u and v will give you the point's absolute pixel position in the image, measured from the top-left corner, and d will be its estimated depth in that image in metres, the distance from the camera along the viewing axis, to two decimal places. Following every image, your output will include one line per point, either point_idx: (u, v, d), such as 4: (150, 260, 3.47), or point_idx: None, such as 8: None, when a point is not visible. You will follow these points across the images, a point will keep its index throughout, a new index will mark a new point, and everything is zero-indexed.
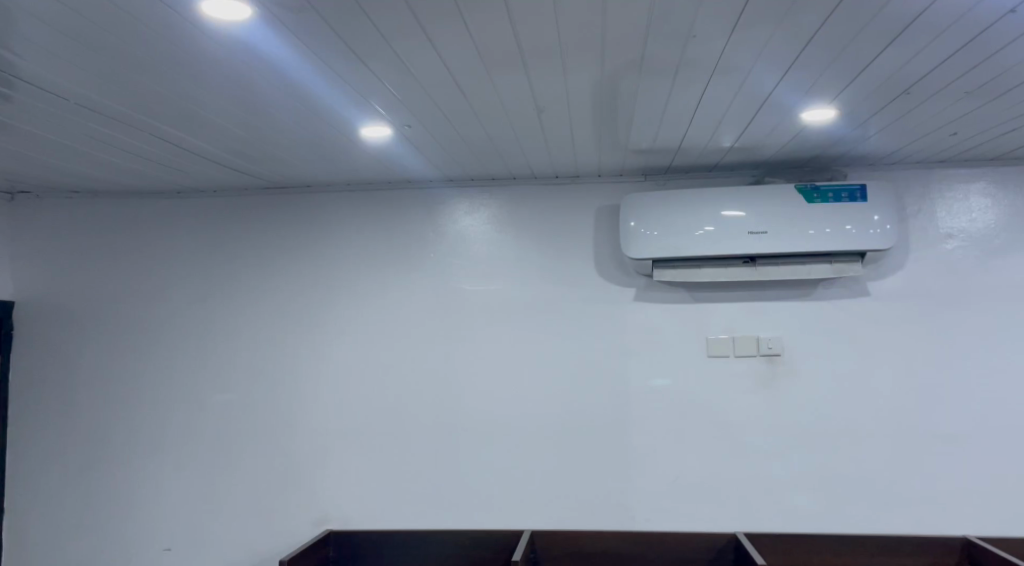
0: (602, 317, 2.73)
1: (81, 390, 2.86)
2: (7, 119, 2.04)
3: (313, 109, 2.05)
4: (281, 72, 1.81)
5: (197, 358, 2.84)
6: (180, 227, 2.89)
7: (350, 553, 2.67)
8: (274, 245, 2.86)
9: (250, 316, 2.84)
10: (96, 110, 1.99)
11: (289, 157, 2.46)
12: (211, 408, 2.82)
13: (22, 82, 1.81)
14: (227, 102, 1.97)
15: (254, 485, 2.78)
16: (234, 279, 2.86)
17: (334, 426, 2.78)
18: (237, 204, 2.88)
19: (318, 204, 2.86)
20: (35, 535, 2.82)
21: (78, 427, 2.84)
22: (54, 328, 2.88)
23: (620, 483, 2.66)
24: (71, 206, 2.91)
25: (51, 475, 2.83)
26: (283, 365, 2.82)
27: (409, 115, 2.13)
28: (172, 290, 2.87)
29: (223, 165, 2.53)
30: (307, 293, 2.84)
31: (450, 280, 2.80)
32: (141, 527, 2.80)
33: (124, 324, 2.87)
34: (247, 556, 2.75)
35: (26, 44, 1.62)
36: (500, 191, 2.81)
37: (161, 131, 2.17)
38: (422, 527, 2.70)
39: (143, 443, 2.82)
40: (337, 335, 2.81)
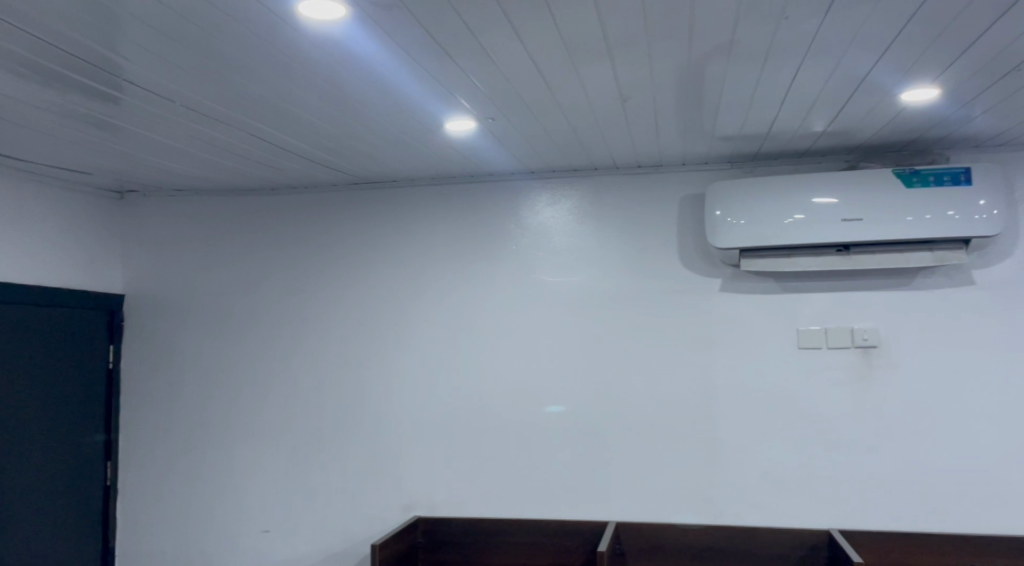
0: (687, 308, 2.68)
1: (185, 379, 3.02)
2: (119, 121, 2.17)
3: (399, 105, 2.10)
4: (370, 69, 1.85)
5: (290, 349, 2.96)
6: (274, 223, 3.01)
7: (439, 539, 2.74)
8: (362, 239, 2.94)
9: (340, 308, 2.93)
10: (197, 110, 2.09)
11: (375, 152, 2.52)
12: (304, 397, 2.93)
13: (130, 84, 1.92)
14: (318, 99, 2.04)
15: (345, 472, 2.87)
16: (324, 272, 2.96)
17: (421, 416, 2.84)
18: (327, 199, 2.97)
19: (403, 198, 2.93)
20: (145, 515, 3.00)
21: (183, 413, 3.00)
22: (161, 320, 3.05)
23: (707, 477, 2.62)
24: (174, 205, 3.07)
25: (160, 459, 3.00)
26: (372, 355, 2.90)
27: (493, 107, 2.14)
28: (268, 283, 2.99)
29: (312, 162, 2.62)
30: (394, 286, 2.91)
31: (532, 272, 2.81)
32: (241, 510, 2.93)
33: (223, 316, 3.01)
34: (338, 539, 2.85)
35: (135, 48, 1.71)
36: (581, 182, 2.81)
37: (256, 129, 2.26)
38: (508, 517, 2.74)
39: (242, 430, 2.96)
40: (423, 326, 2.87)
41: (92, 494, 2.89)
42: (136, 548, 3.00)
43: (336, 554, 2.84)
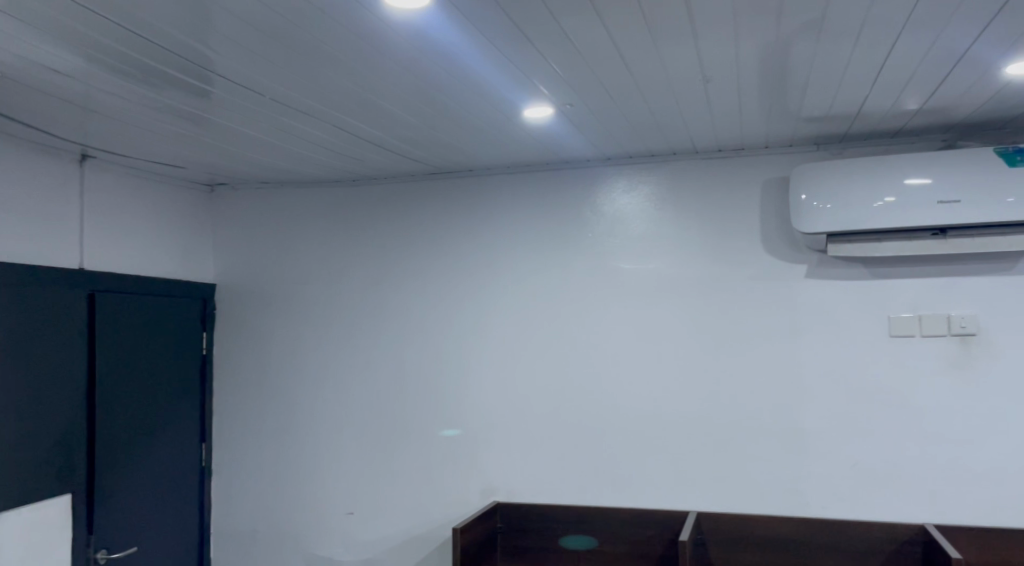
0: (771, 295, 2.62)
1: (272, 365, 3.13)
2: (210, 114, 2.25)
3: (478, 93, 2.11)
4: (450, 56, 1.87)
5: (371, 336, 3.03)
6: (355, 213, 3.08)
7: (518, 525, 2.78)
8: (440, 228, 2.98)
9: (420, 295, 2.98)
10: (284, 102, 2.16)
11: (454, 141, 2.54)
12: (385, 383, 3.00)
13: (220, 78, 1.98)
14: (400, 89, 2.07)
15: (425, 456, 2.93)
16: (404, 260, 3.01)
17: (499, 402, 2.87)
18: (406, 189, 3.02)
19: (480, 186, 2.95)
20: (236, 496, 3.13)
21: (271, 398, 3.12)
22: (250, 309, 3.17)
23: (792, 468, 2.55)
24: (261, 197, 3.18)
25: (250, 442, 3.13)
26: (451, 342, 2.94)
27: (572, 92, 2.13)
28: (350, 272, 3.07)
29: (392, 152, 2.66)
30: (471, 274, 2.93)
31: (609, 259, 2.79)
32: (326, 492, 3.03)
33: (307, 304, 3.11)
34: (420, 522, 2.91)
35: (227, 42, 1.77)
36: (659, 167, 2.77)
37: (338, 120, 2.32)
38: (586, 504, 2.74)
39: (326, 414, 3.05)
40: (500, 314, 2.90)
41: (190, 475, 3.02)
42: (228, 526, 3.13)
43: (418, 537, 2.90)
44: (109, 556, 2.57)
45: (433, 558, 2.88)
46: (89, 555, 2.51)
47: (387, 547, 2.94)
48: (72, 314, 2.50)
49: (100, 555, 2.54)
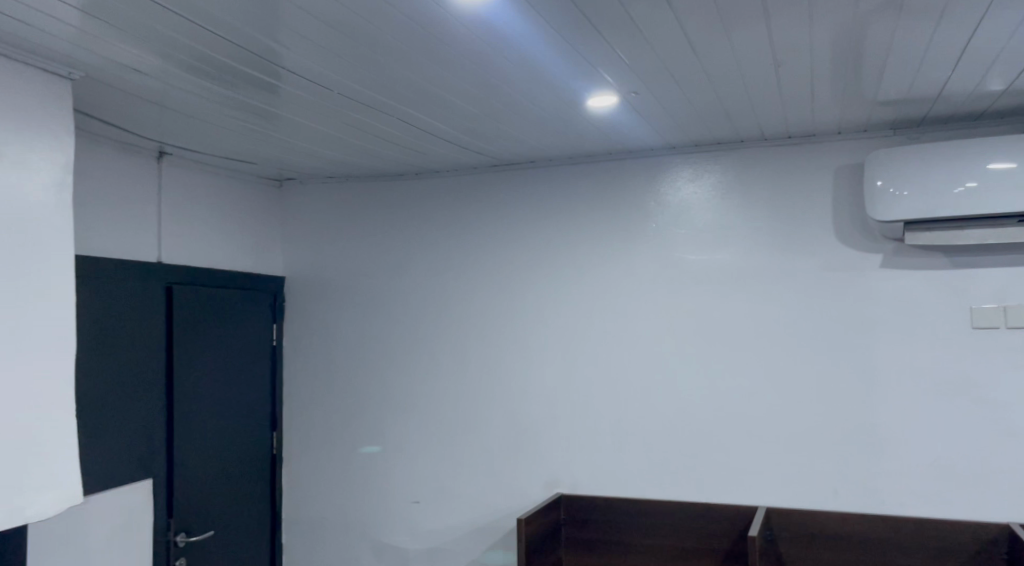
0: (844, 286, 2.54)
1: (339, 355, 3.19)
2: (279, 110, 2.30)
3: (543, 83, 2.10)
4: (514, 46, 1.86)
5: (435, 327, 3.05)
6: (418, 206, 3.11)
7: (583, 517, 2.77)
8: (502, 220, 2.98)
9: (483, 287, 3.00)
10: (351, 96, 2.19)
11: (516, 132, 2.54)
12: (449, 374, 3.02)
13: (289, 73, 2.02)
14: (465, 80, 2.08)
15: (489, 447, 2.94)
16: (467, 253, 3.03)
17: (562, 394, 2.86)
18: (469, 181, 3.04)
19: (542, 178, 2.94)
20: (306, 483, 3.21)
21: (338, 388, 3.18)
22: (317, 301, 3.24)
23: (867, 464, 2.47)
24: (327, 191, 3.24)
25: (318, 431, 3.20)
26: (514, 334, 2.94)
27: (638, 80, 2.10)
28: (414, 264, 3.10)
29: (454, 144, 2.68)
30: (534, 266, 2.93)
31: (674, 250, 2.75)
32: (393, 481, 3.07)
33: (372, 297, 3.16)
34: (485, 513, 2.93)
35: (297, 38, 1.80)
36: (726, 155, 2.71)
37: (403, 113, 2.34)
38: (651, 498, 2.71)
39: (392, 405, 3.10)
40: (562, 304, 2.89)
41: (262, 462, 3.11)
42: (298, 513, 3.21)
43: (482, 527, 2.92)
44: (189, 539, 2.66)
45: (497, 548, 2.89)
46: (169, 538, 2.59)
47: (451, 536, 2.97)
48: (150, 306, 2.59)
49: (179, 538, 2.63)
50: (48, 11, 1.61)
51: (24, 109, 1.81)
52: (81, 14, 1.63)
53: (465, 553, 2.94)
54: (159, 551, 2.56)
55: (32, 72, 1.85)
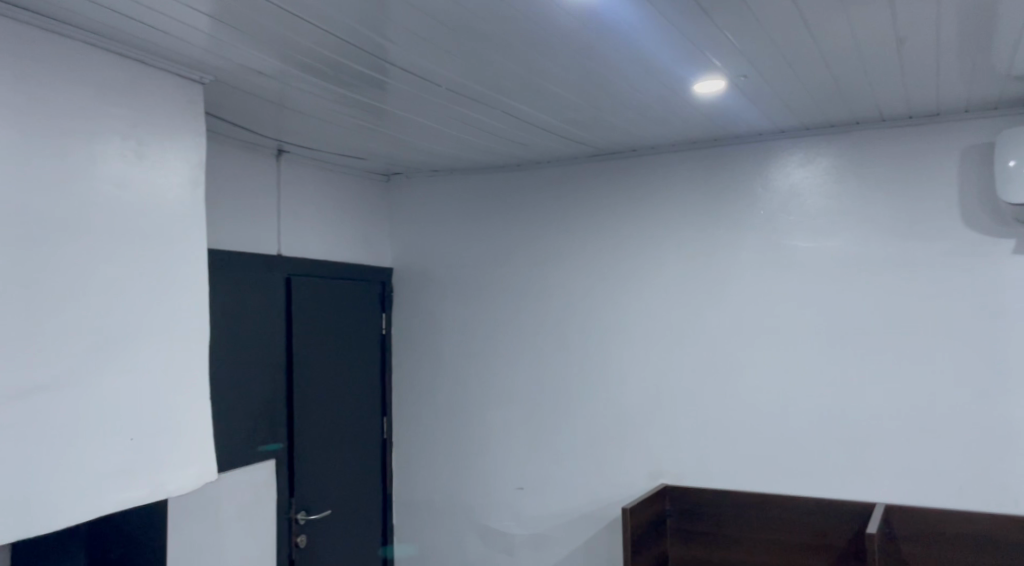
0: (971, 273, 2.40)
1: (444, 345, 3.27)
2: (388, 106, 2.38)
3: (648, 70, 2.08)
4: (621, 34, 1.85)
5: (537, 317, 3.08)
6: (520, 197, 3.14)
7: (688, 509, 2.74)
8: (604, 209, 2.97)
9: (585, 277, 3.00)
10: (456, 90, 2.24)
11: (619, 121, 2.52)
12: (552, 364, 3.05)
13: (397, 69, 2.08)
14: (569, 72, 2.09)
15: (593, 436, 2.95)
16: (568, 242, 3.04)
17: (666, 384, 2.84)
18: (571, 171, 3.04)
19: (644, 166, 2.91)
20: (413, 468, 3.31)
21: (443, 376, 3.27)
22: (423, 291, 3.33)
23: (997, 462, 2.34)
24: (432, 184, 3.33)
25: (426, 418, 3.30)
26: (616, 323, 2.93)
27: (747, 63, 2.04)
28: (517, 254, 3.14)
29: (557, 135, 2.69)
30: (636, 255, 2.91)
31: (784, 238, 2.67)
32: (497, 468, 3.13)
33: (476, 287, 3.22)
34: (589, 501, 2.94)
35: (408, 35, 1.86)
36: (840, 138, 2.60)
37: (506, 106, 2.37)
38: (761, 492, 2.65)
39: (495, 393, 3.16)
40: (666, 295, 2.85)
41: (374, 446, 3.23)
42: (407, 496, 3.32)
43: (586, 516, 2.94)
44: (308, 517, 2.81)
45: (603, 537, 2.90)
46: (290, 515, 2.75)
47: (556, 523, 3.00)
48: (272, 296, 2.74)
49: (299, 515, 2.78)
50: (184, 19, 1.73)
51: (163, 112, 1.95)
52: (212, 20, 1.74)
53: (570, 540, 2.97)
54: (282, 528, 2.72)
55: (170, 78, 1.98)
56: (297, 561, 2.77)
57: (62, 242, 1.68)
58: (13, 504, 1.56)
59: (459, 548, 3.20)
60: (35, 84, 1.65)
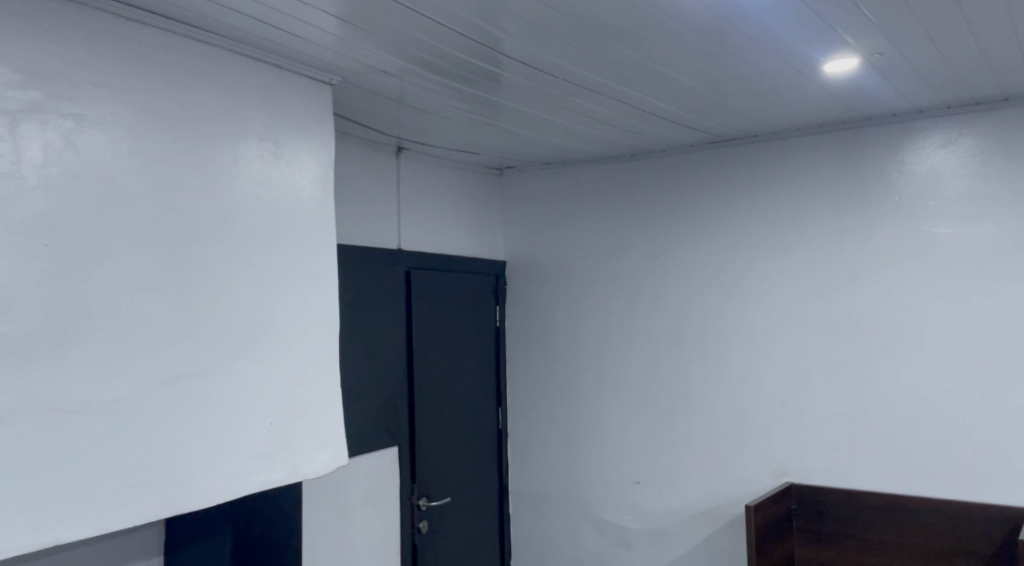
0: None
1: (558, 337, 3.28)
2: (506, 99, 2.40)
3: (775, 52, 2.00)
4: (749, 16, 1.79)
5: (653, 309, 3.04)
6: (635, 187, 3.10)
7: (815, 509, 2.64)
8: (723, 198, 2.89)
9: (702, 268, 2.93)
10: (574, 81, 2.23)
11: (740, 106, 2.45)
12: (668, 357, 2.99)
13: (516, 63, 2.09)
14: (692, 57, 2.04)
15: (713, 431, 2.88)
16: (685, 232, 2.97)
17: (790, 378, 2.74)
18: (687, 160, 2.98)
19: (765, 152, 2.81)
20: (528, 459, 3.34)
21: (558, 369, 3.28)
22: (537, 284, 3.35)
23: None
24: (545, 177, 3.34)
25: (540, 410, 3.32)
26: (736, 315, 2.85)
27: (884, 39, 1.94)
28: (631, 246, 3.11)
29: (674, 123, 2.63)
30: (757, 245, 2.82)
31: (921, 224, 2.52)
32: (613, 462, 3.11)
33: (590, 280, 3.21)
34: (708, 498, 2.88)
35: (531, 29, 1.87)
36: (987, 116, 2.42)
37: (624, 95, 2.34)
38: (897, 493, 2.51)
39: (610, 385, 3.14)
40: (790, 285, 2.75)
41: (490, 437, 3.28)
42: (523, 487, 3.36)
43: (706, 513, 2.88)
44: (429, 504, 2.89)
45: (723, 535, 2.83)
46: (413, 502, 2.83)
47: (675, 520, 2.95)
48: (393, 289, 2.83)
49: (421, 502, 2.86)
50: (318, 23, 1.81)
51: (297, 113, 2.04)
52: (345, 23, 1.81)
53: (690, 537, 2.91)
54: (405, 514, 2.80)
55: (304, 80, 2.08)
56: (420, 546, 2.85)
57: (210, 238, 1.79)
58: (171, 483, 1.67)
59: (576, 541, 3.20)
60: (184, 91, 1.76)
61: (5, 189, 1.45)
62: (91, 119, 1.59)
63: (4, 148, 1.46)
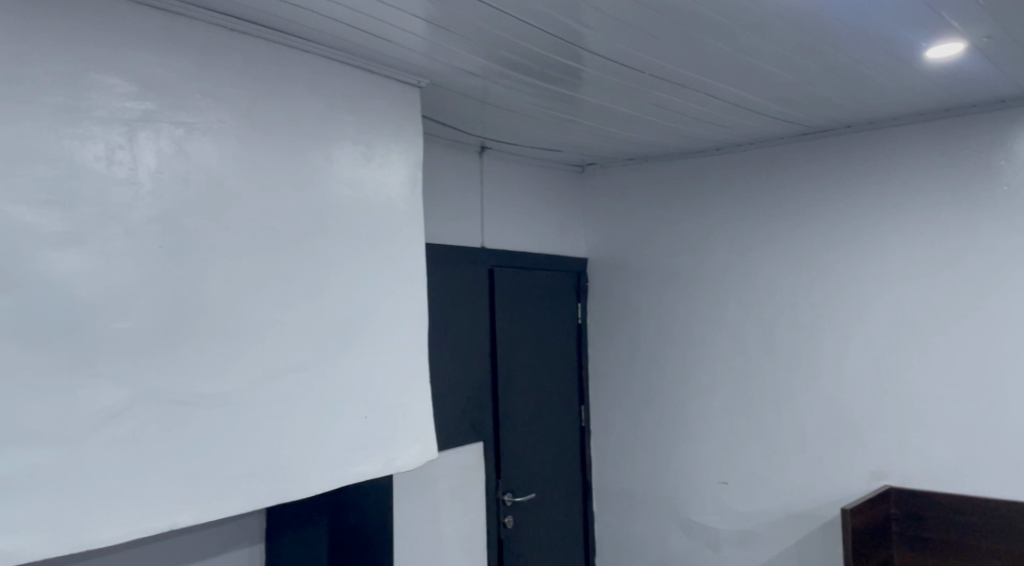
0: None
1: (641, 335, 3.26)
2: (591, 96, 2.40)
3: (873, 39, 1.94)
4: (848, 4, 1.74)
5: (739, 306, 2.98)
6: (720, 182, 3.05)
7: (917, 514, 2.53)
8: (813, 191, 2.81)
9: (792, 263, 2.85)
10: (660, 76, 2.21)
11: (834, 96, 2.37)
12: (756, 355, 2.93)
13: (602, 60, 2.09)
14: (784, 48, 1.99)
15: (804, 431, 2.80)
16: (774, 227, 2.90)
17: (887, 377, 2.64)
18: (776, 153, 2.91)
19: (859, 143, 2.71)
20: (612, 457, 3.33)
21: (641, 366, 3.25)
22: (619, 281, 3.34)
23: None
24: (628, 173, 3.32)
25: (624, 407, 3.30)
26: (828, 311, 2.77)
27: (994, 22, 1.84)
28: (716, 242, 3.05)
29: (762, 115, 2.57)
30: (851, 239, 2.72)
31: None
32: (700, 461, 3.07)
33: (673, 276, 3.17)
34: (800, 499, 2.80)
35: (621, 25, 1.87)
36: None
37: (712, 88, 2.31)
38: (1006, 498, 2.39)
39: (695, 383, 3.09)
40: (886, 281, 2.65)
41: (573, 434, 3.28)
42: (607, 485, 3.35)
43: (798, 515, 2.80)
44: (514, 499, 2.91)
45: (817, 538, 2.76)
46: (498, 496, 2.86)
47: (765, 521, 2.89)
48: (478, 287, 2.87)
49: (507, 497, 2.89)
50: (411, 28, 1.86)
51: (388, 116, 2.10)
52: (436, 27, 1.86)
53: (781, 539, 2.84)
54: (490, 508, 2.83)
55: (395, 84, 2.13)
56: (505, 541, 2.88)
57: (307, 238, 1.85)
58: (273, 473, 1.74)
59: (661, 540, 3.17)
60: (285, 98, 1.84)
61: (124, 194, 1.54)
62: (200, 126, 1.67)
63: (124, 156, 1.55)
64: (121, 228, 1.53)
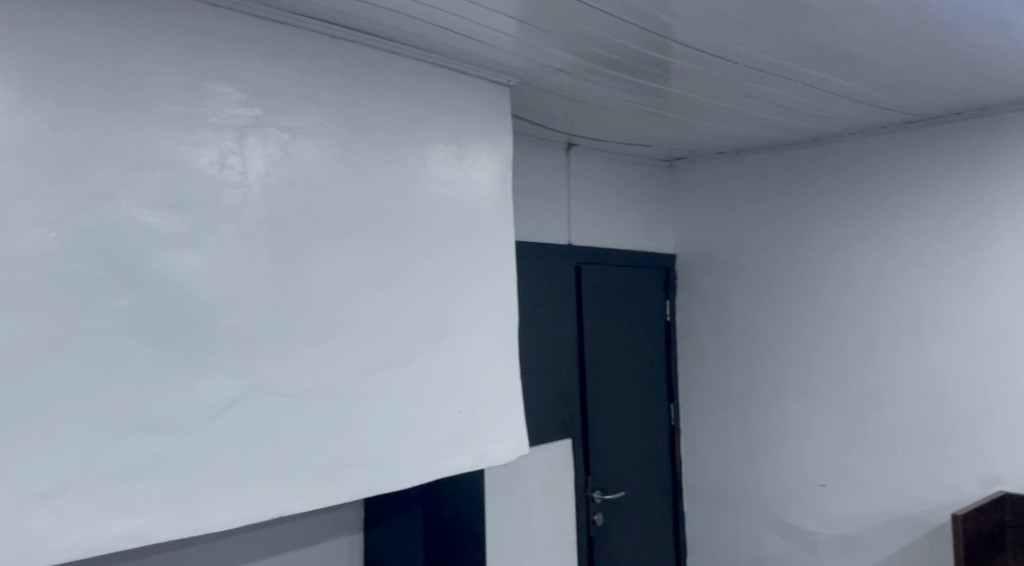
0: None
1: (733, 331, 3.19)
2: (682, 89, 2.36)
3: (987, 20, 1.83)
4: None
5: (837, 302, 2.88)
6: (816, 174, 2.95)
7: None
8: (917, 182, 2.68)
9: (894, 258, 2.73)
10: (755, 66, 2.16)
11: (941, 82, 2.25)
12: (855, 352, 2.82)
13: (695, 52, 2.06)
14: (888, 33, 1.91)
15: (909, 432, 2.68)
16: (874, 219, 2.79)
17: (1000, 377, 2.49)
18: (876, 143, 2.79)
19: (968, 130, 2.57)
20: (702, 456, 3.28)
21: (732, 364, 3.19)
22: (709, 277, 3.28)
23: None
24: (717, 167, 3.25)
25: (715, 405, 3.24)
26: (935, 307, 2.64)
27: None
28: (811, 236, 2.96)
29: (862, 103, 2.47)
30: (959, 231, 2.59)
31: None
32: (795, 462, 2.98)
33: (766, 271, 3.09)
34: (905, 504, 2.68)
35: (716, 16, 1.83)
36: None
37: (809, 77, 2.24)
38: None
39: (790, 381, 3.01)
40: (999, 275, 2.51)
41: (662, 432, 3.25)
42: (698, 484, 3.29)
43: (903, 519, 2.69)
44: (603, 496, 2.90)
45: (924, 544, 2.64)
46: (588, 494, 2.86)
47: (866, 525, 2.78)
48: (565, 284, 2.87)
49: (596, 495, 2.89)
50: (504, 28, 1.88)
51: (480, 115, 2.13)
52: (529, 26, 1.87)
53: (884, 544, 2.73)
54: (580, 506, 2.83)
55: (487, 84, 2.16)
56: (595, 538, 2.88)
57: (403, 237, 1.90)
58: (373, 465, 1.80)
59: (755, 542, 3.10)
60: (381, 101, 1.89)
61: (234, 196, 1.62)
62: (303, 130, 1.74)
63: (234, 161, 1.63)
64: (232, 229, 1.61)
